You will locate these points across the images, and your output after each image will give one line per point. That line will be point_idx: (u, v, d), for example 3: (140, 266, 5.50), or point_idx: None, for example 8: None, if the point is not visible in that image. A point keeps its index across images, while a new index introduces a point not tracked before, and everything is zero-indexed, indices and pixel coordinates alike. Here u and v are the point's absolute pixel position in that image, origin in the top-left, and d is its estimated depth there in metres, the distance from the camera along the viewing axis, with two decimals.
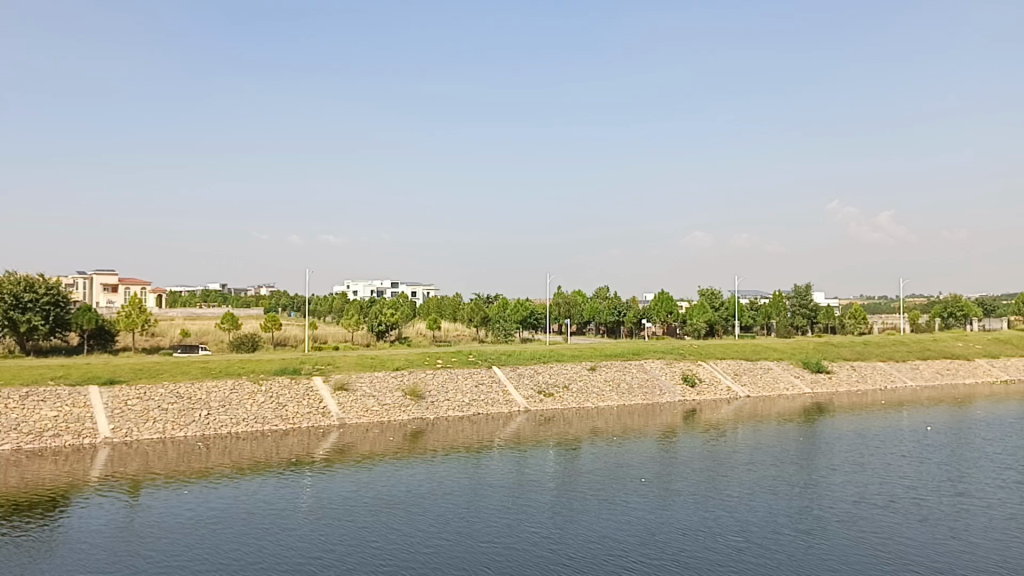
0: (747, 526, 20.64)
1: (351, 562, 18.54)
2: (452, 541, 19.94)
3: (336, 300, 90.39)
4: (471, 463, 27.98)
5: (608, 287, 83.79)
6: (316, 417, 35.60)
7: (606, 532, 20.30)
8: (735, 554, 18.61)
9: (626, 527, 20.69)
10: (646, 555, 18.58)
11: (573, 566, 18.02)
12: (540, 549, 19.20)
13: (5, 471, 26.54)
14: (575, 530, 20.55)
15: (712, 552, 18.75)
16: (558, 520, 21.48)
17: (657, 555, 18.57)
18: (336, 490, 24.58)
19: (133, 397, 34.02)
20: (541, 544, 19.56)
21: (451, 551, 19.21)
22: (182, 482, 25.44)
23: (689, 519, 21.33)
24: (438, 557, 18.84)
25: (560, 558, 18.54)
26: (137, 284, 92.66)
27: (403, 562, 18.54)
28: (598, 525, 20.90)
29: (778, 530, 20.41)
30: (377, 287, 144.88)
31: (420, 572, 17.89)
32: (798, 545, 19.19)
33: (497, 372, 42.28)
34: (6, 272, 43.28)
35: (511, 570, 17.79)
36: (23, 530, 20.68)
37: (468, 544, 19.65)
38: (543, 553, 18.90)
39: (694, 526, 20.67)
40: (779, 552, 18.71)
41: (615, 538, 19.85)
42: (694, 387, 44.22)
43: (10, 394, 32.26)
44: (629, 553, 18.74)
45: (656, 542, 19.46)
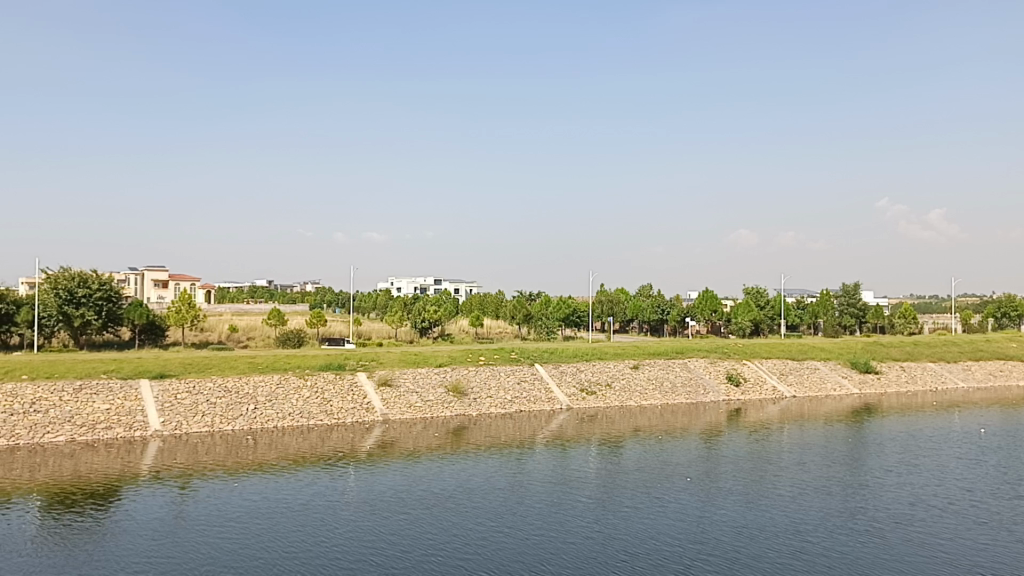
0: (801, 527, 20.32)
1: (403, 555, 18.65)
2: (501, 536, 19.93)
3: (381, 296, 91.14)
4: (515, 460, 27.99)
5: (651, 286, 83.31)
6: (360, 413, 35.94)
7: (656, 531, 20.15)
8: (791, 555, 18.32)
9: (678, 525, 20.51)
10: (701, 554, 18.38)
11: (627, 563, 17.87)
12: (590, 545, 19.09)
13: (59, 462, 27.23)
14: (625, 528, 20.41)
15: (765, 552, 18.54)
16: (608, 518, 21.33)
17: (709, 555, 18.38)
18: (380, 484, 24.74)
19: (182, 391, 34.68)
20: (592, 541, 19.44)
21: (501, 546, 19.21)
22: (229, 475, 25.79)
23: (741, 518, 21.03)
24: (490, 551, 18.85)
25: (615, 555, 18.40)
26: (186, 280, 94.41)
27: (454, 556, 18.58)
28: (648, 523, 20.71)
29: (833, 531, 20.05)
30: (420, 284, 145.73)
31: (472, 566, 17.93)
32: (856, 547, 18.89)
33: (539, 370, 42.27)
34: (61, 267, 44.42)
35: (565, 566, 17.70)
36: (79, 520, 21.15)
37: (519, 540, 19.62)
38: (594, 550, 18.78)
39: (746, 526, 20.45)
40: (835, 554, 18.44)
41: (667, 537, 19.66)
42: (739, 386, 43.72)
43: (65, 386, 33.09)
44: (684, 552, 18.54)
45: (707, 541, 19.29)
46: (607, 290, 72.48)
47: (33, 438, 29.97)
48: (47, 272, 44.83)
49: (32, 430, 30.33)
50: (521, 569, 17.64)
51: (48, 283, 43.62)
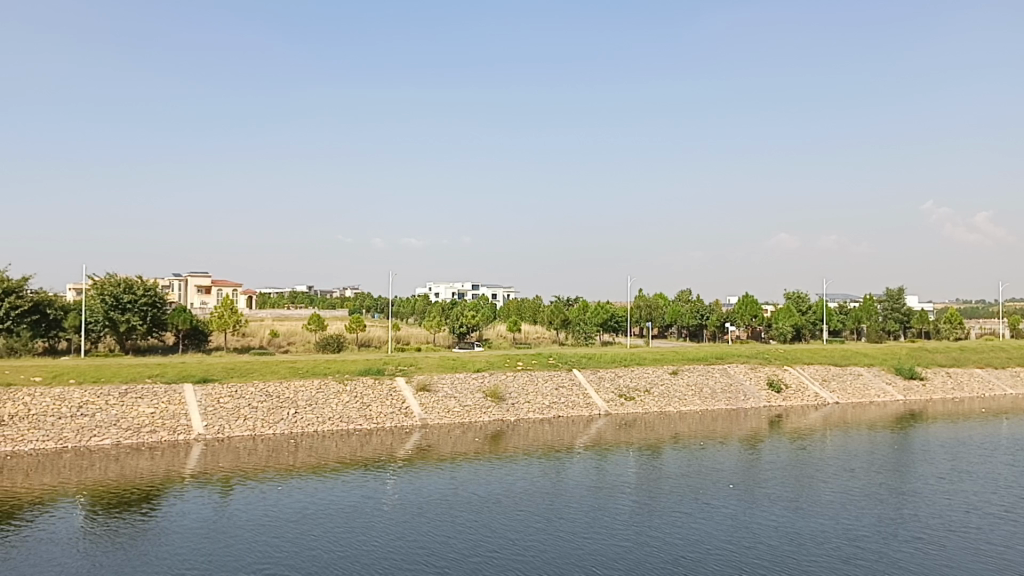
0: (852, 535, 20.05)
1: (450, 560, 18.70)
2: (544, 541, 19.86)
3: (419, 301, 91.70)
4: (554, 465, 27.88)
5: (689, 291, 82.67)
6: (399, 417, 36.11)
7: (701, 538, 19.95)
8: (846, 563, 18.07)
9: (724, 532, 20.30)
10: (747, 562, 18.18)
11: (681, 569, 17.75)
12: (635, 552, 18.95)
13: (105, 465, 27.71)
14: (671, 534, 20.25)
15: (815, 559, 18.28)
16: (655, 523, 21.20)
17: (758, 563, 18.14)
18: (419, 488, 24.80)
19: (225, 396, 35.15)
20: (641, 546, 19.33)
21: (544, 552, 19.14)
22: (271, 479, 26.04)
23: (790, 525, 20.81)
24: (537, 556, 18.85)
25: (666, 561, 18.28)
26: (229, 285, 95.95)
27: (502, 560, 18.60)
28: (696, 530, 20.57)
29: (886, 539, 19.76)
30: (458, 289, 146.31)
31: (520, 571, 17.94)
32: (910, 555, 18.54)
33: (577, 375, 42.15)
34: (108, 273, 45.31)
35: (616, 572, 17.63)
36: (125, 522, 21.49)
37: (567, 544, 19.61)
38: (639, 557, 18.63)
39: (795, 534, 20.18)
40: (889, 563, 18.10)
41: (717, 543, 19.51)
42: (780, 393, 43.19)
43: (111, 391, 33.70)
44: (737, 559, 18.37)
45: (755, 549, 19.05)
46: (645, 294, 72.16)
47: (81, 441, 30.57)
48: (94, 278, 45.73)
49: (79, 433, 30.94)
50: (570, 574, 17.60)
51: (94, 289, 44.47)
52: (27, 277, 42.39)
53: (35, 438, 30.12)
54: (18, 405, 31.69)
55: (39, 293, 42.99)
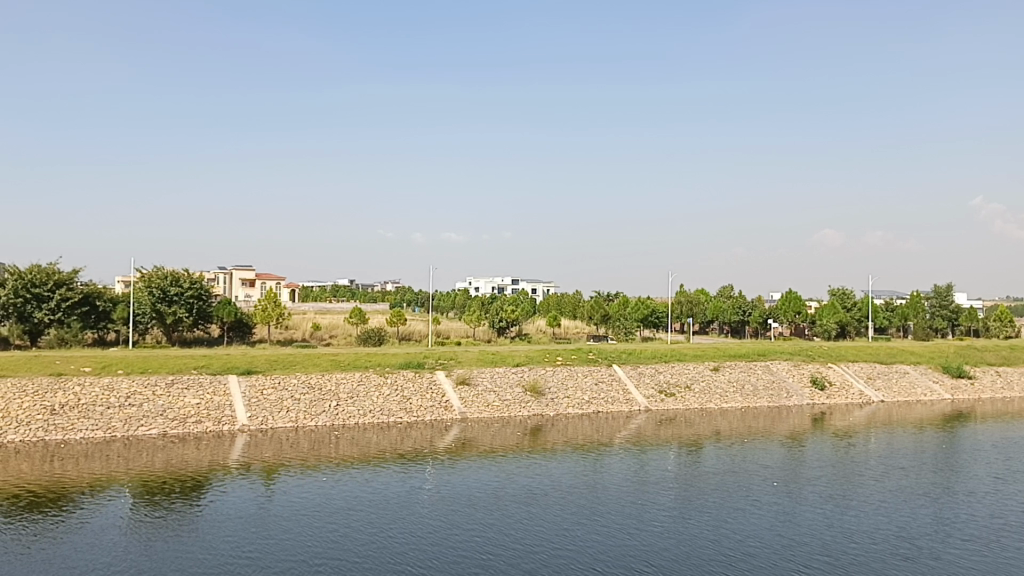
0: (908, 533, 19.88)
1: (500, 552, 18.85)
2: (589, 536, 19.85)
3: (459, 295, 92.07)
4: (592, 461, 27.78)
5: (731, 288, 81.84)
6: (439, 411, 36.29)
7: (752, 535, 19.83)
8: (907, 562, 17.88)
9: (773, 530, 20.11)
10: (798, 561, 18.00)
11: (739, 566, 17.67)
12: (683, 548, 18.87)
13: (152, 455, 28.25)
14: (717, 531, 20.12)
15: (867, 559, 18.08)
16: (704, 519, 21.14)
17: (809, 561, 17.96)
18: (459, 482, 24.91)
19: (269, 387, 35.65)
20: (694, 542, 19.29)
21: (590, 546, 19.14)
22: (311, 470, 26.34)
23: (844, 523, 20.64)
24: (589, 549, 18.92)
25: (722, 558, 18.22)
26: (271, 279, 97.24)
27: (554, 553, 18.70)
28: (748, 526, 20.47)
29: (943, 537, 19.56)
30: (497, 284, 146.69)
31: (573, 563, 18.00)
32: (967, 555, 18.29)
33: (617, 370, 41.99)
34: (155, 266, 46.20)
35: (670, 567, 17.63)
36: (171, 511, 21.86)
37: (618, 538, 19.65)
38: (687, 553, 18.53)
39: (844, 532, 19.98)
40: (949, 562, 17.87)
41: (772, 540, 19.39)
42: (824, 390, 42.58)
43: (158, 382, 34.37)
44: (793, 556, 18.27)
45: (804, 547, 18.87)
46: (687, 290, 71.62)
47: (129, 430, 31.22)
48: (142, 271, 46.69)
49: (127, 423, 31.60)
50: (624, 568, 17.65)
51: (142, 282, 45.43)
52: (77, 270, 43.37)
53: (84, 428, 30.80)
54: (69, 394, 32.44)
55: (89, 285, 44.04)
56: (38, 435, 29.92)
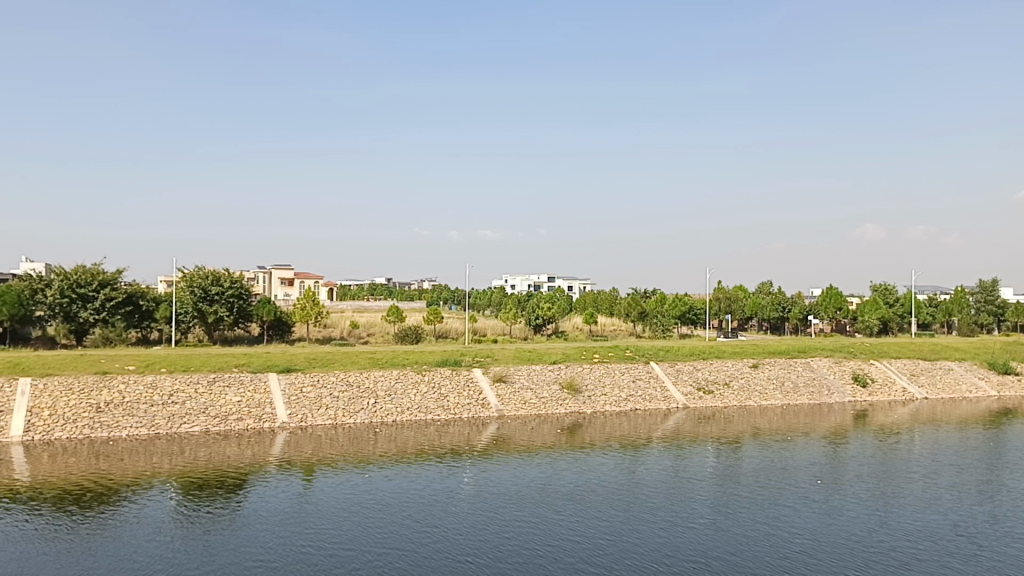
0: (964, 531, 19.56)
1: (547, 548, 18.88)
2: (634, 534, 19.74)
3: (495, 293, 92.28)
4: (630, 458, 27.66)
5: (770, 283, 80.94)
6: (476, 408, 36.37)
7: (804, 534, 19.59)
8: (966, 562, 17.58)
9: (822, 529, 19.85)
10: (851, 561, 17.71)
11: (794, 565, 17.48)
12: (732, 547, 18.68)
13: (195, 452, 28.69)
14: (766, 530, 19.88)
15: (921, 558, 17.78)
16: (753, 517, 20.94)
17: (864, 561, 17.70)
18: (497, 479, 24.93)
19: (308, 385, 36.02)
20: (745, 541, 19.13)
21: (635, 544, 19.01)
22: (351, 466, 26.58)
23: (897, 521, 20.35)
24: (638, 546, 18.85)
25: (776, 557, 18.02)
26: (310, 278, 98.33)
27: (603, 551, 18.64)
28: (798, 525, 20.25)
29: (1003, 537, 19.19)
30: (533, 282, 146.81)
31: (622, 560, 17.94)
32: None
33: (655, 367, 41.73)
34: (197, 266, 46.92)
35: (722, 566, 17.50)
36: (213, 507, 22.14)
37: (667, 536, 19.55)
38: (739, 552, 18.33)
39: (895, 531, 19.68)
40: (1011, 562, 17.54)
41: (824, 539, 19.16)
42: (866, 387, 41.92)
43: (200, 379, 34.90)
44: (848, 556, 18.02)
45: (857, 546, 18.61)
46: (725, 287, 71.03)
47: (172, 428, 31.74)
48: (184, 270, 47.45)
49: (170, 420, 32.12)
50: (674, 566, 17.55)
51: (184, 281, 46.17)
52: (120, 270, 44.13)
53: (129, 425, 31.38)
54: (114, 392, 33.06)
55: (133, 285, 44.86)
56: (84, 433, 30.55)
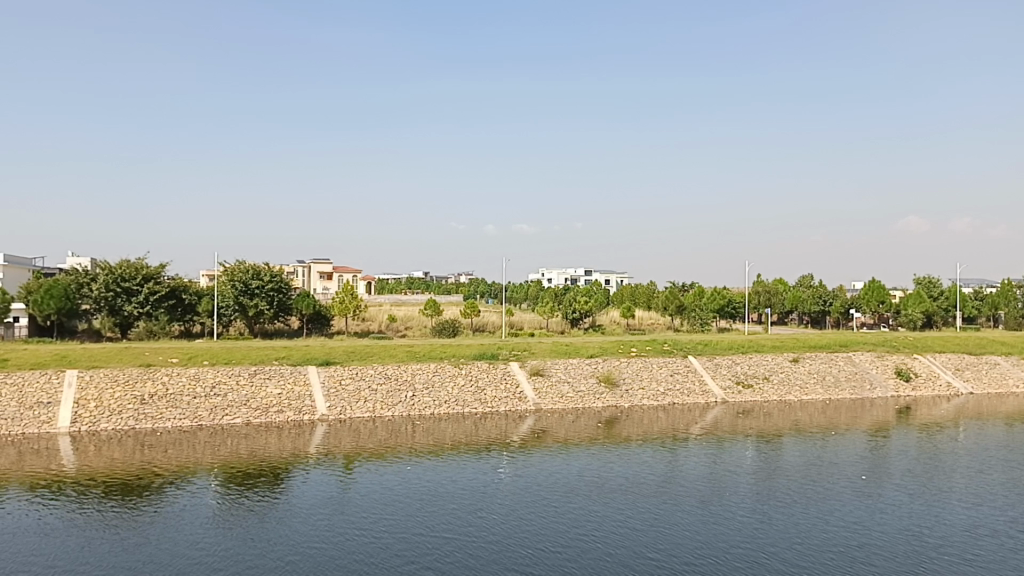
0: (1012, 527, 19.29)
1: (587, 541, 18.90)
2: (677, 529, 19.55)
3: (531, 287, 92.37)
4: (669, 452, 27.49)
5: (810, 276, 79.88)
6: (513, 402, 36.43)
7: (846, 529, 19.38)
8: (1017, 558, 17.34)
9: (870, 526, 19.49)
10: (898, 557, 17.45)
11: (839, 560, 17.35)
12: (777, 544, 18.39)
13: (235, 443, 29.09)
14: (811, 527, 19.55)
15: (975, 558, 17.35)
16: (791, 512, 20.78)
17: (910, 556, 17.51)
18: (534, 473, 24.91)
19: (346, 377, 36.38)
20: (787, 535, 19.00)
21: (678, 539, 18.82)
22: (389, 459, 26.79)
23: (942, 516, 20.11)
24: (679, 540, 18.78)
25: (818, 551, 17.89)
26: (348, 271, 99.68)
27: (643, 544, 18.62)
28: (839, 519, 20.07)
29: None
30: (570, 275, 146.64)
31: (662, 554, 17.91)
32: None
33: (693, 361, 41.42)
34: (238, 260, 47.48)
35: (764, 560, 17.40)
36: (254, 498, 22.43)
37: (706, 530, 19.46)
38: (779, 546, 18.24)
39: (947, 528, 19.25)
40: None
41: (868, 534, 18.97)
42: (909, 382, 41.27)
43: (241, 371, 35.40)
44: (892, 551, 17.83)
45: (901, 542, 18.42)
46: (764, 281, 70.32)
47: (214, 419, 32.26)
48: (225, 264, 48.07)
49: (212, 412, 32.64)
50: (715, 560, 17.49)
51: (225, 276, 46.87)
52: (163, 265, 44.85)
53: (172, 416, 31.94)
54: (158, 384, 33.67)
55: (176, 279, 45.53)
56: (129, 423, 31.16)
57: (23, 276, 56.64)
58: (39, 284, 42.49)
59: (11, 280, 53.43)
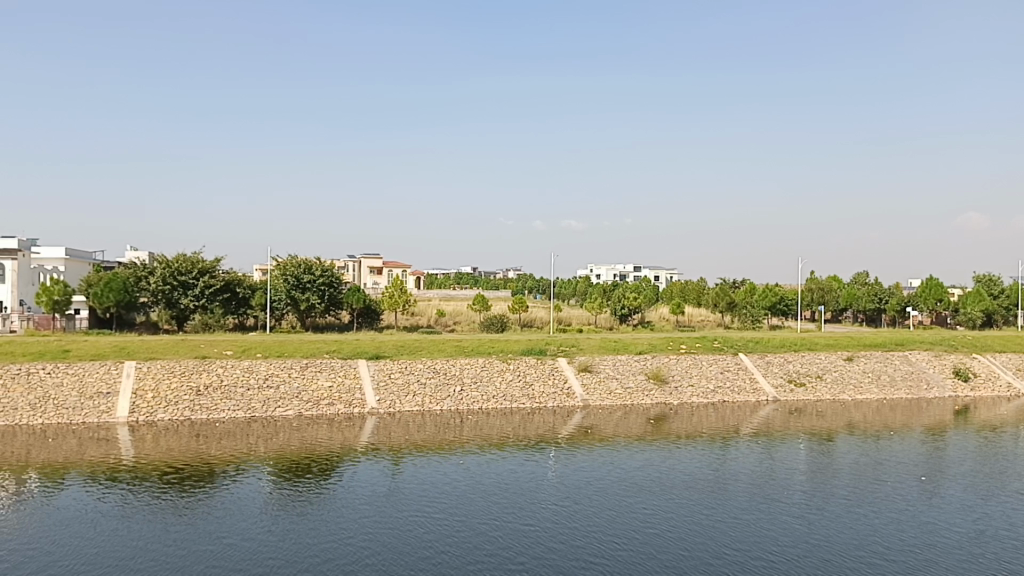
0: None
1: (643, 538, 18.83)
2: (740, 528, 19.35)
3: (579, 283, 92.30)
4: (718, 450, 27.25)
5: (865, 273, 78.40)
6: (561, 397, 36.42)
7: (906, 530, 19.02)
8: None
9: (942, 528, 19.08)
10: (963, 561, 17.08)
11: (902, 563, 17.05)
12: (847, 544, 18.09)
13: (288, 434, 29.60)
14: (878, 528, 19.20)
15: None
16: (848, 512, 20.45)
17: (973, 559, 17.18)
18: (582, 469, 24.87)
19: (396, 371, 36.74)
20: (844, 535, 18.72)
21: (741, 539, 18.61)
22: (438, 453, 26.95)
23: (1005, 519, 19.66)
24: (733, 539, 18.63)
25: (879, 553, 17.60)
26: (399, 266, 100.89)
27: (697, 542, 18.48)
28: (898, 520, 19.73)
29: None
30: (620, 271, 145.92)
31: (718, 553, 17.77)
32: None
33: (744, 359, 40.92)
34: (290, 254, 48.22)
35: (824, 561, 17.17)
36: (304, 489, 22.74)
37: (761, 530, 19.24)
38: (838, 548, 17.95)
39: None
40: None
41: (929, 536, 18.60)
42: (967, 382, 40.26)
43: (293, 364, 35.95)
44: (955, 554, 17.49)
45: (965, 545, 18.04)
46: (818, 278, 69.22)
47: (267, 411, 32.82)
48: (278, 259, 48.87)
49: (265, 404, 33.21)
50: (773, 559, 17.29)
51: (278, 270, 47.68)
52: (218, 260, 45.73)
53: (227, 408, 32.58)
54: (212, 375, 34.38)
55: (230, 273, 46.36)
56: (185, 414, 31.86)
57: (84, 269, 58.38)
58: (98, 277, 43.61)
59: (71, 273, 55.12)
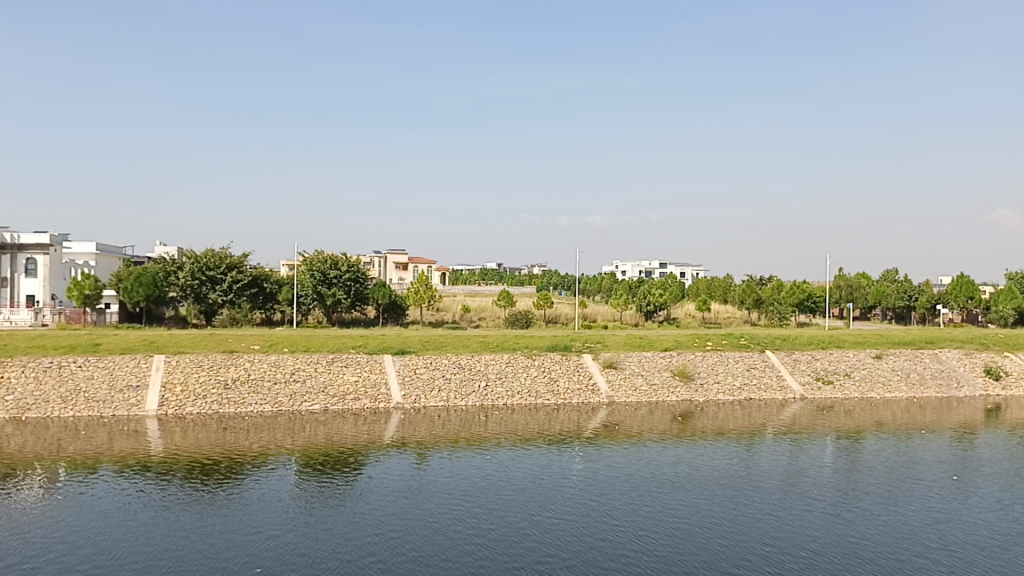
0: None
1: (672, 535, 18.74)
2: (773, 527, 19.18)
3: (604, 280, 92.24)
4: (745, 448, 27.08)
5: (894, 269, 77.55)
6: (586, 394, 36.37)
7: (939, 529, 18.82)
8: None
9: (977, 528, 18.83)
10: (999, 562, 16.86)
11: (939, 563, 16.85)
12: (882, 544, 17.90)
13: (315, 428, 29.82)
14: (911, 527, 19.00)
15: None
16: (880, 511, 20.22)
17: (1010, 560, 16.96)
18: (607, 465, 24.78)
19: (421, 366, 36.87)
20: (877, 534, 18.54)
21: (772, 537, 18.45)
22: (464, 448, 27.02)
23: None
24: (763, 537, 18.50)
25: (914, 553, 17.40)
26: (424, 262, 101.40)
27: (727, 540, 18.35)
28: (931, 519, 19.51)
29: None
30: (645, 268, 145.42)
31: (749, 551, 17.65)
32: None
33: (771, 356, 40.63)
34: (317, 250, 48.54)
35: (858, 560, 17.01)
36: (331, 482, 22.88)
37: (791, 528, 19.09)
38: (872, 547, 17.76)
39: None
40: None
41: (963, 535, 18.38)
42: (998, 381, 39.68)
43: (319, 359, 36.19)
44: (992, 555, 17.26)
45: (1002, 547, 17.79)
46: (846, 275, 68.63)
47: (293, 405, 33.09)
48: (304, 254, 49.21)
49: (292, 398, 33.49)
50: (806, 558, 17.16)
51: (304, 266, 48.01)
52: (245, 255, 46.13)
53: (254, 402, 32.87)
54: (240, 369, 34.71)
55: (258, 268, 46.74)
56: (213, 408, 32.20)
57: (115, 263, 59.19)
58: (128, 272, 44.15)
59: (102, 267, 55.91)
